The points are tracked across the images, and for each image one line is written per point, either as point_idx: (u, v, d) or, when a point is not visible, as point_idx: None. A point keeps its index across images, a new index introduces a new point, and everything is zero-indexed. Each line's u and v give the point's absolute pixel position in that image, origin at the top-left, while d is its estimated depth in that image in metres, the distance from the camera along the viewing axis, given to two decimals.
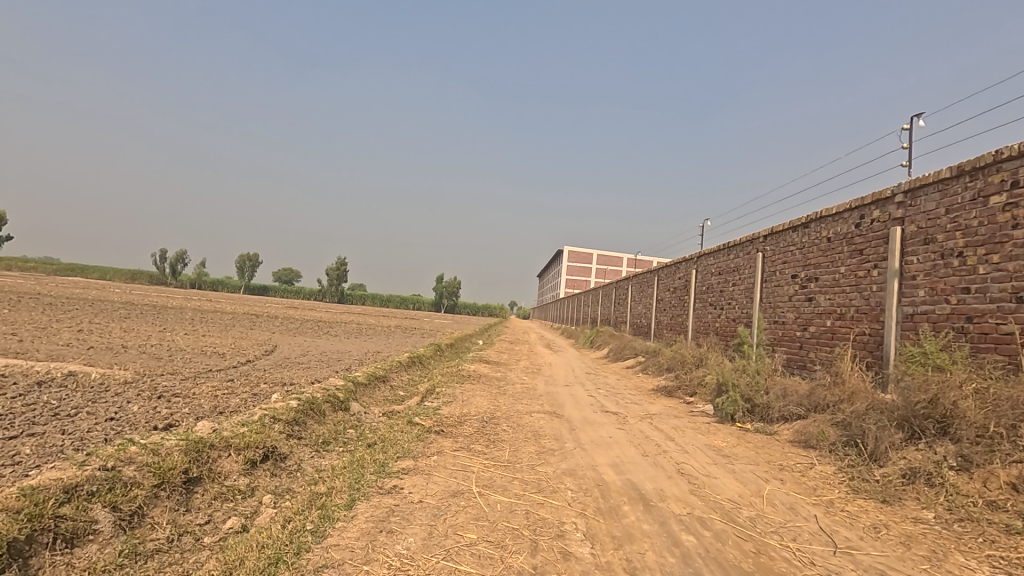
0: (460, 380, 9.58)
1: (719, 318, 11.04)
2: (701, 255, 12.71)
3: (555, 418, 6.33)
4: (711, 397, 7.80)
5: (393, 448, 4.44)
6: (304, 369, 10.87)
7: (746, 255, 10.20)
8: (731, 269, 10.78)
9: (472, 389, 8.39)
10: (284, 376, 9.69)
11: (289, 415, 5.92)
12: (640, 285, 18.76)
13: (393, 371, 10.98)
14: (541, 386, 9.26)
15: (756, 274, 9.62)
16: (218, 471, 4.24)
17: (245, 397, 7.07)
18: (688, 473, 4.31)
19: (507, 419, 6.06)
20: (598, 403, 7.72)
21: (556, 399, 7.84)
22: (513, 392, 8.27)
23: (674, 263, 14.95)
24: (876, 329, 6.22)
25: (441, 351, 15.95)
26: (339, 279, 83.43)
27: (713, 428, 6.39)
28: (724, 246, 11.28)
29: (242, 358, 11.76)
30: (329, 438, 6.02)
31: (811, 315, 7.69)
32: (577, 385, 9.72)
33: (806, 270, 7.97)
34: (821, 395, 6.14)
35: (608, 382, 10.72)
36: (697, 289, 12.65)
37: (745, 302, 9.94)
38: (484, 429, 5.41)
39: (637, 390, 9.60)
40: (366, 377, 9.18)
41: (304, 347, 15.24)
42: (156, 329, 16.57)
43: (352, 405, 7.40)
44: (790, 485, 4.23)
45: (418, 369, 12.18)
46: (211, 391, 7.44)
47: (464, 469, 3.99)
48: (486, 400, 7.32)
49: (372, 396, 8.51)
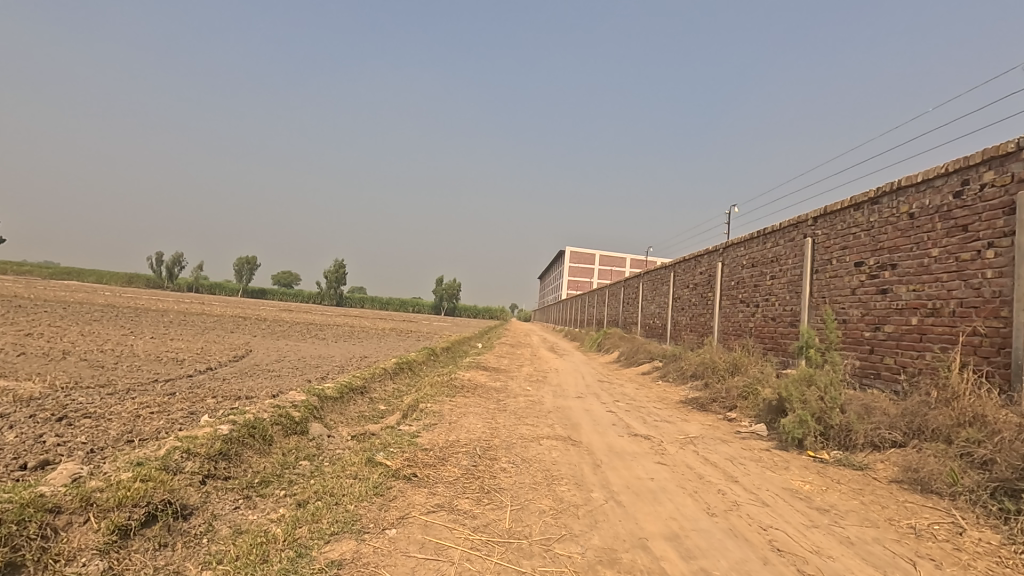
0: (451, 391, 8.01)
1: (754, 317, 9.50)
2: (728, 246, 11.18)
3: (570, 446, 4.80)
4: (765, 415, 6.27)
5: (333, 513, 2.88)
6: (272, 378, 9.28)
7: (788, 242, 8.65)
8: (768, 260, 9.25)
9: (466, 404, 6.82)
10: (242, 388, 8.11)
11: (212, 447, 4.36)
12: (653, 283, 17.23)
13: (375, 381, 9.40)
14: (548, 398, 7.71)
15: (803, 264, 8.09)
16: (52, 555, 2.70)
17: (169, 418, 5.50)
18: (791, 552, 2.75)
19: (509, 450, 4.52)
20: (622, 423, 6.16)
21: (569, 417, 6.29)
22: (515, 407, 6.70)
23: (692, 257, 13.43)
24: (996, 328, 4.69)
25: (435, 356, 14.41)
26: (337, 281, 82.16)
27: (780, 459, 4.86)
28: (758, 234, 9.76)
29: (204, 365, 10.19)
30: (269, 477, 4.48)
31: (886, 312, 6.16)
32: (592, 397, 8.16)
33: (878, 255, 6.43)
34: (927, 417, 4.60)
35: (627, 393, 9.14)
36: (725, 285, 11.10)
37: (789, 297, 8.40)
38: (475, 469, 3.87)
39: (662, 403, 8.09)
40: (338, 389, 7.64)
41: (283, 352, 13.65)
42: (119, 332, 14.97)
43: (312, 427, 5.84)
44: (954, 573, 2.68)
45: (406, 378, 10.59)
46: (132, 411, 5.87)
47: (439, 557, 2.43)
48: (481, 420, 5.75)
49: (342, 412, 6.96)
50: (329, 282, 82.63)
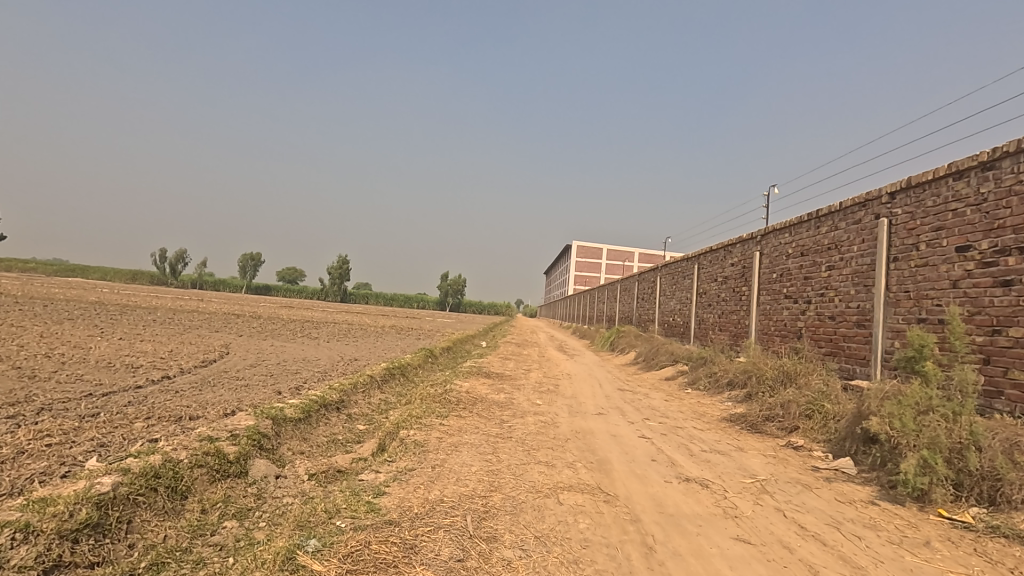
0: (444, 407, 6.55)
1: (806, 316, 8.01)
2: (768, 234, 9.67)
3: (604, 508, 3.33)
4: (857, 449, 4.80)
5: None
6: (235, 390, 7.83)
7: (851, 224, 7.14)
8: (824, 247, 7.75)
9: (461, 429, 5.34)
10: (192, 404, 6.65)
11: (70, 518, 2.90)
12: (672, 276, 15.74)
13: (357, 393, 7.95)
14: (564, 417, 6.26)
15: (876, 251, 6.58)
16: None
17: (55, 459, 4.05)
18: None
19: (515, 519, 3.06)
20: (663, 458, 4.69)
21: (594, 449, 4.83)
22: (522, 433, 5.22)
23: (721, 248, 11.94)
24: None
25: (433, 359, 12.94)
26: (339, 278, 81.11)
27: (905, 524, 3.37)
28: (809, 217, 8.25)
29: (160, 373, 8.74)
30: (163, 558, 3.01)
31: (1011, 310, 4.65)
32: (616, 414, 6.70)
33: (995, 236, 4.92)
34: None
35: (656, 407, 7.64)
36: (765, 278, 9.59)
37: (856, 292, 6.90)
38: (461, 570, 2.40)
39: (702, 423, 6.63)
40: (306, 407, 6.21)
41: (262, 355, 12.19)
42: (83, 333, 13.55)
43: (254, 466, 4.40)
44: None
45: (397, 388, 9.11)
46: (19, 444, 4.44)
47: None
48: (478, 457, 4.27)
49: (306, 439, 5.52)
50: (332, 279, 81.39)
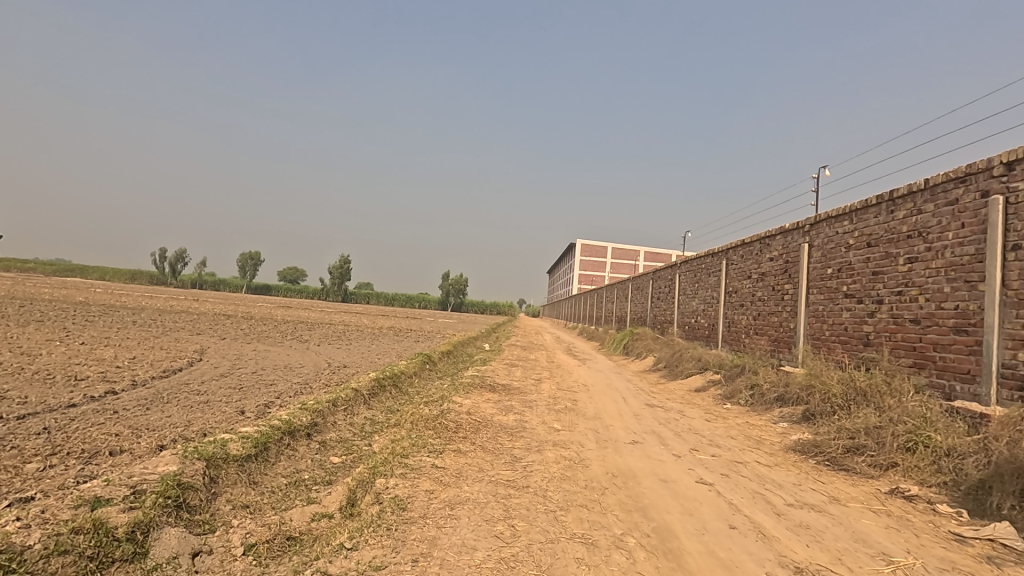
0: (440, 436, 5.17)
1: (878, 318, 6.62)
2: (820, 223, 8.27)
3: None
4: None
5: None
6: (189, 409, 6.46)
7: (945, 205, 5.76)
8: (902, 235, 6.38)
9: (460, 474, 3.96)
10: (124, 432, 5.28)
11: None
12: (693, 274, 14.37)
13: (337, 412, 6.59)
14: (592, 450, 4.88)
15: (985, 237, 5.19)
16: None
17: None
18: None
19: None
20: (744, 523, 3.32)
21: (644, 508, 3.45)
22: (543, 482, 3.85)
23: (756, 241, 10.55)
24: None
25: (431, 366, 11.54)
26: (339, 278, 79.87)
27: None
28: (878, 201, 6.88)
29: (106, 386, 7.37)
30: None
31: None
32: (655, 444, 5.33)
33: None
34: None
35: (700, 430, 6.26)
36: (816, 274, 8.20)
37: (952, 288, 5.52)
38: None
39: (764, 454, 5.25)
40: (262, 438, 4.83)
41: (239, 362, 10.81)
42: (42, 337, 12.17)
43: (160, 541, 3.02)
44: None
45: (386, 403, 7.75)
46: None
47: None
48: (485, 532, 2.91)
49: (256, 485, 4.16)
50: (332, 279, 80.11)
